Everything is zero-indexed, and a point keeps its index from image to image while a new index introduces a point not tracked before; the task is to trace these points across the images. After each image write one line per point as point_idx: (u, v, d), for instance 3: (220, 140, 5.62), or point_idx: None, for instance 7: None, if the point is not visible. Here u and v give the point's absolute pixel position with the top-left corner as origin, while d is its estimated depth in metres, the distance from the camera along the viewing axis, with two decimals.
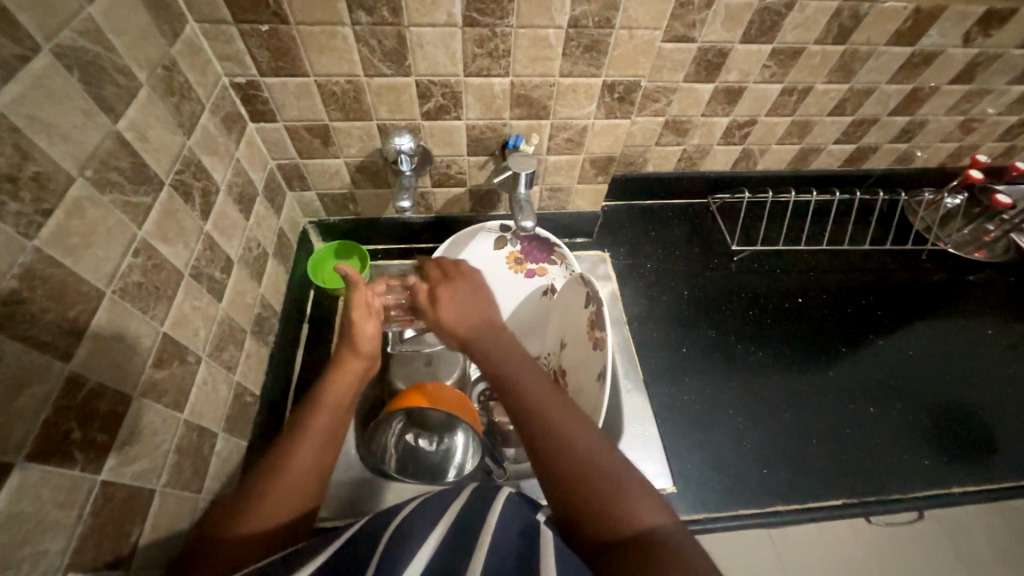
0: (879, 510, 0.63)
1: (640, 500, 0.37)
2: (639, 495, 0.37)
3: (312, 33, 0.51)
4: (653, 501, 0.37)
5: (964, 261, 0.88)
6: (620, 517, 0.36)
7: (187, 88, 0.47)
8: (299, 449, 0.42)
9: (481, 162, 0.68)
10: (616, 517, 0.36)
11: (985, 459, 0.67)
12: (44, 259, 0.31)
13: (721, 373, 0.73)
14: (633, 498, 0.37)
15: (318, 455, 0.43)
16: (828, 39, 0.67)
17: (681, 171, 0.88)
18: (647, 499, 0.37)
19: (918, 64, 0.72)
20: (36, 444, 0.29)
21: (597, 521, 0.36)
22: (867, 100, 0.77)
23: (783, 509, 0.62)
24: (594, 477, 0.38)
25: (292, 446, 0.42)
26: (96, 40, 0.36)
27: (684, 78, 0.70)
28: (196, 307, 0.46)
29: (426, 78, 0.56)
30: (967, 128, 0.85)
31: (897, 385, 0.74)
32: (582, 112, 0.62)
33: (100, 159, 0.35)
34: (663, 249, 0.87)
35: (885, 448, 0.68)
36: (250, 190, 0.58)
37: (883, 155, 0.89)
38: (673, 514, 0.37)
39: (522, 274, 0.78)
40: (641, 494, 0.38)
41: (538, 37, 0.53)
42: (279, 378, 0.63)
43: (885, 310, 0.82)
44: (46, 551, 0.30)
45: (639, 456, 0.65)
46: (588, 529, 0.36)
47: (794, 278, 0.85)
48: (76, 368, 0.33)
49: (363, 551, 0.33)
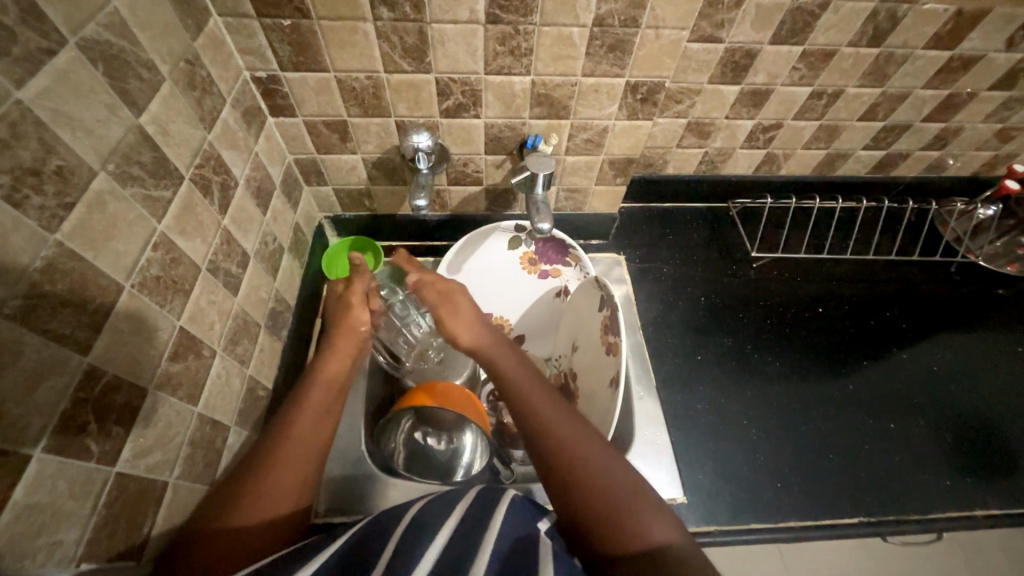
0: (896, 530, 0.61)
1: (651, 518, 0.36)
2: (648, 507, 0.37)
3: (333, 29, 0.50)
4: (664, 515, 0.37)
5: (995, 274, 0.85)
6: (630, 531, 0.35)
7: (208, 82, 0.47)
8: (304, 443, 0.42)
9: (498, 161, 0.67)
10: (626, 529, 0.36)
11: (1011, 481, 0.65)
12: (65, 252, 0.31)
13: (736, 383, 0.72)
14: (643, 510, 0.37)
15: (320, 450, 0.43)
16: (863, 41, 0.65)
17: (702, 174, 0.86)
18: (657, 513, 0.37)
19: (956, 69, 0.70)
20: (53, 437, 0.30)
21: (607, 533, 0.36)
22: (900, 105, 0.75)
23: (796, 525, 0.60)
24: (603, 488, 0.38)
25: (295, 441, 0.42)
26: (121, 33, 0.36)
27: (710, 79, 0.68)
28: (212, 301, 0.47)
29: (446, 76, 0.56)
30: (1005, 136, 0.82)
31: (919, 401, 0.72)
32: (603, 112, 0.61)
33: (123, 153, 0.36)
34: (680, 253, 0.86)
35: (905, 466, 0.65)
36: (268, 184, 0.58)
37: (914, 163, 0.86)
38: (684, 529, 0.37)
39: (535, 275, 0.77)
40: (650, 507, 0.37)
41: (561, 35, 0.52)
42: (291, 372, 0.63)
43: (910, 323, 0.79)
44: (61, 542, 0.30)
45: (650, 464, 0.64)
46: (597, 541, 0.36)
47: (814, 287, 0.83)
48: (94, 361, 0.33)
49: (366, 551, 0.32)
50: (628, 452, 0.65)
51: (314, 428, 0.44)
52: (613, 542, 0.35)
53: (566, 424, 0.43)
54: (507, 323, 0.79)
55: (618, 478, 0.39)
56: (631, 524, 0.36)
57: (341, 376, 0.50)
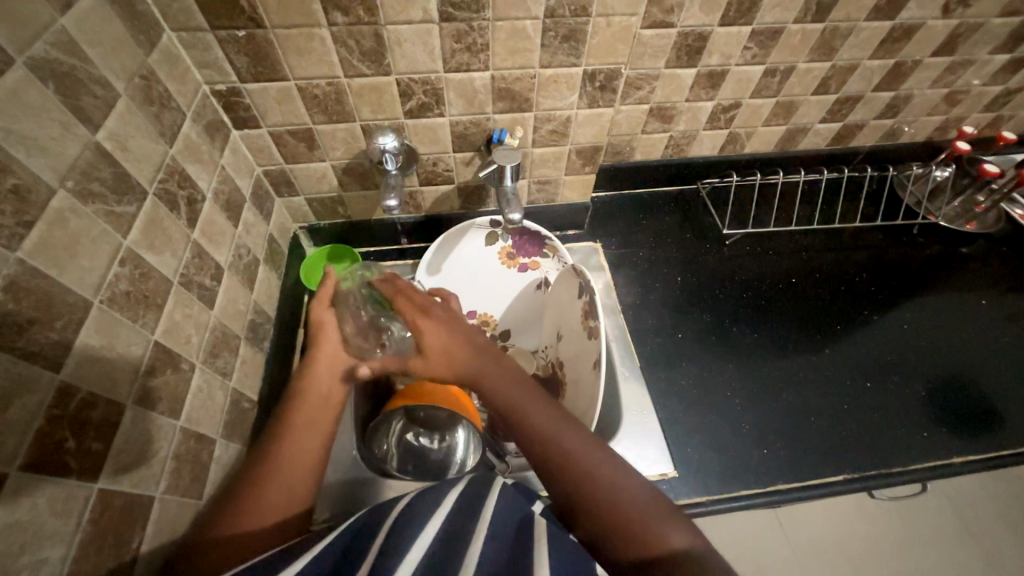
0: (878, 482, 0.63)
1: (666, 522, 0.37)
2: (661, 513, 0.37)
3: (289, 36, 0.51)
4: (674, 518, 0.37)
5: (956, 234, 0.88)
6: (646, 539, 0.36)
7: (166, 97, 0.47)
8: (305, 459, 0.44)
9: (466, 158, 0.68)
10: (641, 537, 0.36)
11: (986, 429, 0.67)
12: (28, 269, 0.31)
13: (717, 356, 0.74)
14: (653, 516, 0.37)
15: (312, 464, 0.44)
16: (807, 17, 0.67)
17: (670, 158, 0.88)
18: (668, 517, 0.37)
19: (899, 38, 0.72)
20: (30, 454, 0.30)
21: (622, 538, 0.36)
22: (850, 77, 0.77)
23: (785, 488, 0.62)
24: (614, 497, 0.38)
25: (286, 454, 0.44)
26: (70, 52, 0.36)
27: (666, 64, 0.70)
28: (187, 315, 0.47)
29: (407, 76, 0.56)
30: (953, 100, 0.85)
31: (893, 359, 0.74)
32: (564, 102, 0.62)
33: (81, 170, 0.36)
34: (655, 237, 0.87)
35: (884, 423, 0.68)
36: (236, 197, 0.58)
37: (870, 132, 0.89)
38: (694, 528, 0.37)
39: (515, 268, 0.78)
40: (659, 512, 0.37)
41: (515, 29, 0.53)
42: (277, 382, 0.63)
43: (879, 286, 0.82)
44: (46, 559, 0.30)
45: (638, 443, 0.65)
46: (613, 550, 0.37)
47: (787, 260, 0.85)
48: (67, 378, 0.33)
49: (363, 541, 0.33)
50: (616, 434, 0.67)
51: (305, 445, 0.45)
52: (629, 550, 0.36)
53: (564, 436, 0.42)
54: (492, 318, 0.80)
55: (628, 487, 0.39)
56: (644, 531, 0.36)
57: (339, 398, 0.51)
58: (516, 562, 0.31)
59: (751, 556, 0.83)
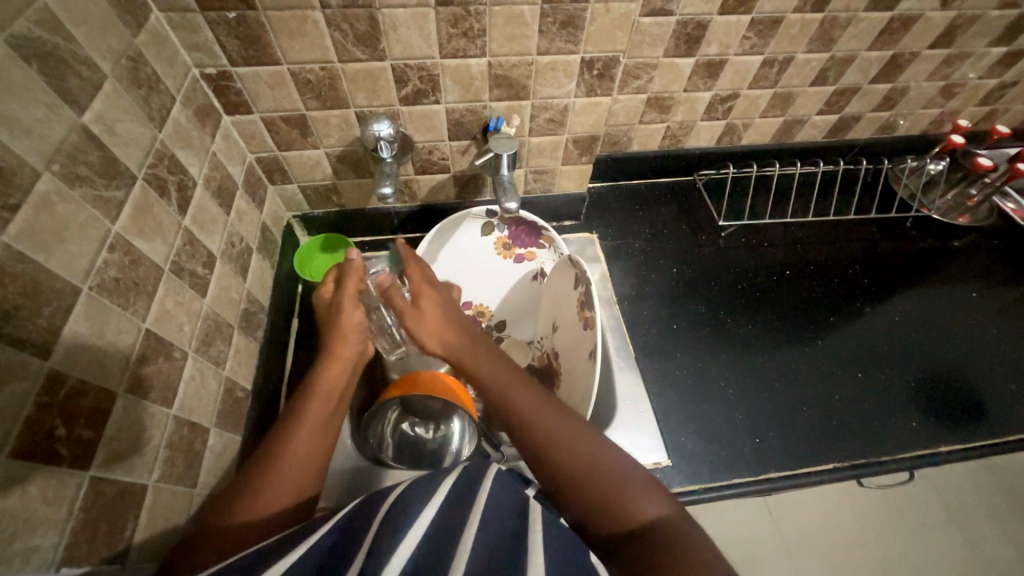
0: (868, 471, 0.64)
1: (646, 495, 0.37)
2: (641, 488, 0.38)
3: (281, 19, 0.49)
4: (653, 491, 0.38)
5: (949, 227, 0.88)
6: (628, 514, 0.36)
7: (154, 80, 0.46)
8: (302, 447, 0.44)
9: (463, 146, 0.68)
10: (623, 519, 0.36)
11: (973, 419, 0.68)
12: (13, 254, 0.30)
13: (711, 347, 0.74)
14: (634, 491, 0.38)
15: (313, 458, 0.44)
16: (806, 7, 0.66)
17: (667, 149, 0.88)
18: (649, 490, 0.38)
19: (897, 29, 0.72)
20: (19, 441, 0.29)
21: (603, 518, 0.37)
22: (848, 68, 0.77)
23: (776, 476, 0.63)
24: (597, 477, 0.38)
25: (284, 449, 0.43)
26: (54, 30, 0.35)
27: (664, 53, 0.70)
28: (178, 303, 0.46)
29: (402, 62, 0.55)
30: (949, 93, 0.85)
31: (884, 350, 0.75)
32: (562, 90, 0.62)
33: (67, 153, 0.35)
34: (651, 228, 0.87)
35: (874, 412, 0.69)
36: (228, 183, 0.57)
37: (866, 125, 0.89)
38: (673, 502, 0.38)
39: (511, 259, 0.78)
40: (640, 486, 0.38)
41: (511, 14, 0.52)
42: (271, 372, 0.62)
43: (872, 278, 0.83)
44: (38, 547, 0.30)
45: (633, 433, 0.66)
46: (596, 527, 0.37)
47: (781, 251, 0.85)
48: (56, 365, 0.32)
49: (360, 529, 0.33)
50: (611, 424, 0.67)
51: (308, 438, 0.45)
52: (610, 525, 0.36)
53: (548, 414, 0.43)
54: (487, 309, 0.79)
55: (611, 462, 0.39)
56: (626, 510, 0.36)
57: (339, 385, 0.51)
58: (513, 548, 0.31)
59: (743, 544, 0.85)
